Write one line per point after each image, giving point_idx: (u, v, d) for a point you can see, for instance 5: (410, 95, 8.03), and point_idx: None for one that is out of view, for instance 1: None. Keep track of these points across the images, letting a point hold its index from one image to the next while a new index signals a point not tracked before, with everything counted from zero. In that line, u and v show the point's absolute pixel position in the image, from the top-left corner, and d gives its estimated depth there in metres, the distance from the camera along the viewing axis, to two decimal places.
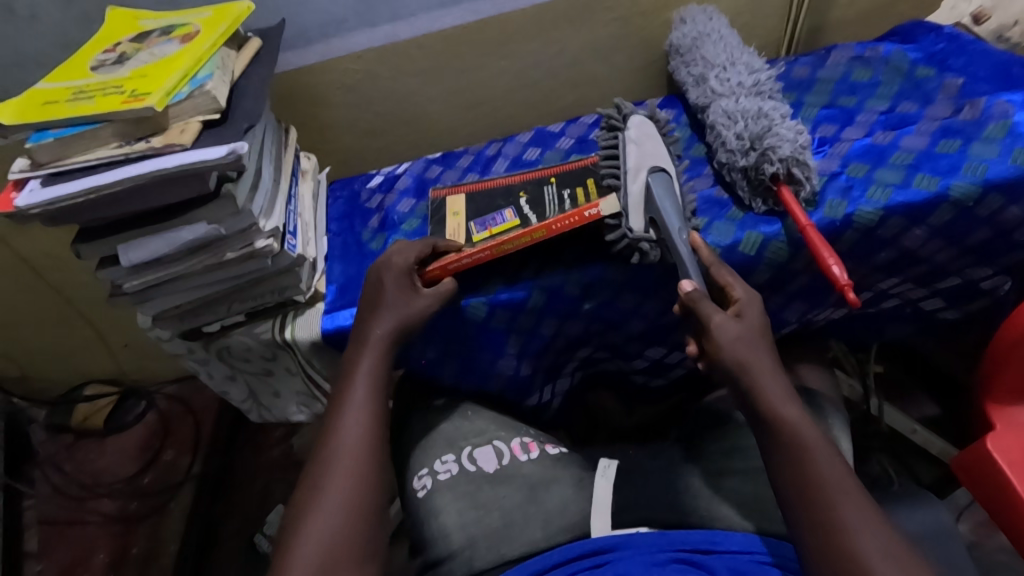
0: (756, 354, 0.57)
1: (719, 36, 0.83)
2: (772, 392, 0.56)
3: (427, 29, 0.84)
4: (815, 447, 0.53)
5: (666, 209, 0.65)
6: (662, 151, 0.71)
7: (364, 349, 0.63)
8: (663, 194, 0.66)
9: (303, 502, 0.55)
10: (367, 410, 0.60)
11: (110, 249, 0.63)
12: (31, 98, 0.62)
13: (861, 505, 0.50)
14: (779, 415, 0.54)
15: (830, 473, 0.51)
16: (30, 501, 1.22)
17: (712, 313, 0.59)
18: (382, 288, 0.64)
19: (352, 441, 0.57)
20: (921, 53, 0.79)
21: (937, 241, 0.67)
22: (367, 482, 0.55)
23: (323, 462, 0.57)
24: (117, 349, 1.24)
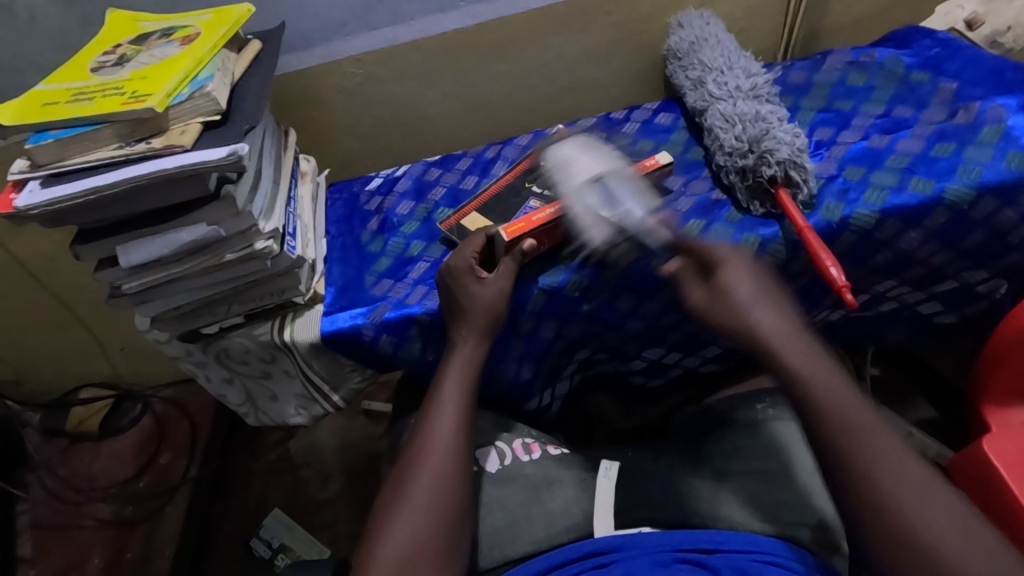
0: (782, 335, 0.56)
1: (716, 40, 0.83)
2: (796, 361, 0.54)
3: (428, 33, 0.85)
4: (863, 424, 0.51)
5: (626, 206, 0.66)
6: (594, 158, 0.71)
7: (453, 354, 0.65)
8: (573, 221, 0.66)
9: (392, 495, 0.59)
10: (452, 417, 0.62)
11: (109, 250, 0.63)
12: (31, 99, 0.62)
13: (884, 448, 0.50)
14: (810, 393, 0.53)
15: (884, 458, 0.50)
16: (24, 505, 1.21)
17: (737, 287, 0.58)
18: (451, 285, 0.66)
19: (437, 446, 0.60)
20: (916, 58, 0.80)
21: (934, 244, 0.67)
22: (449, 488, 0.58)
23: (409, 463, 0.60)
24: (113, 352, 1.23)
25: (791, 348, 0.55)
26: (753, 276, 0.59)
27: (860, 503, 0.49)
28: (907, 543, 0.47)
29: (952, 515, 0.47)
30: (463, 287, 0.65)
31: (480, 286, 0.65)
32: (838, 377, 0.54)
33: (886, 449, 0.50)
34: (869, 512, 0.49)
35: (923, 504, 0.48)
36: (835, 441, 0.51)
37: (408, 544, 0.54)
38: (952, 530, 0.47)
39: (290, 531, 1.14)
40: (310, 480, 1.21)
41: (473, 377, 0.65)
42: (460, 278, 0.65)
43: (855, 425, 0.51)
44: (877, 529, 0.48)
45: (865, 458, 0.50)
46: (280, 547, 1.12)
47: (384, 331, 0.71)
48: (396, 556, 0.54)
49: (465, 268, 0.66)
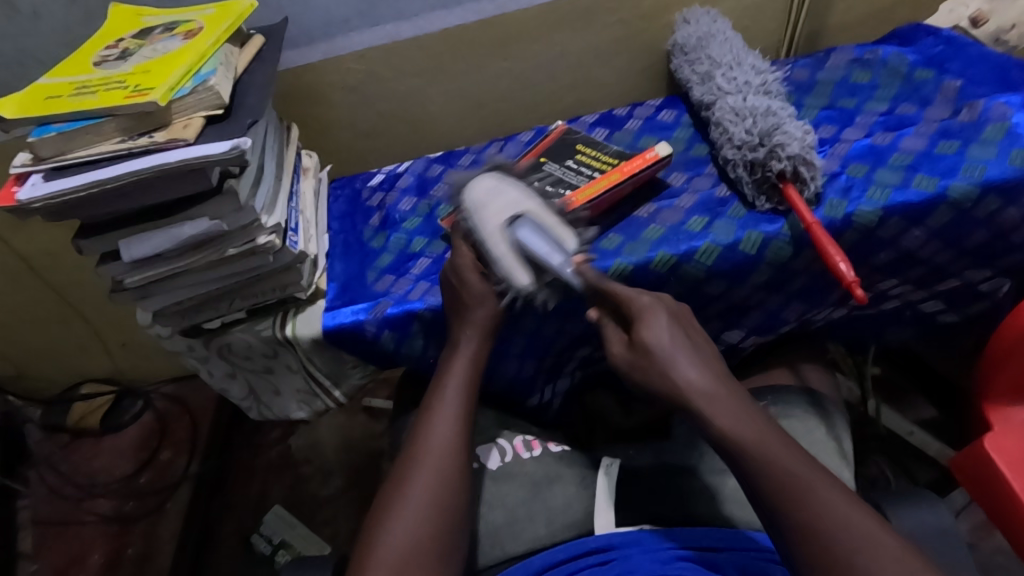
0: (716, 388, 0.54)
1: (724, 37, 0.83)
2: (727, 420, 0.52)
3: (430, 29, 0.84)
4: (779, 455, 0.50)
5: (542, 249, 0.62)
6: (522, 194, 0.65)
7: (455, 354, 0.65)
8: (533, 241, 0.62)
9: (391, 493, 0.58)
10: (455, 414, 0.62)
11: (111, 244, 0.63)
12: (34, 93, 0.62)
13: (828, 494, 0.48)
14: (745, 453, 0.51)
15: (798, 470, 0.49)
16: (25, 501, 1.21)
17: (643, 330, 0.56)
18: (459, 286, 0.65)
19: (439, 444, 0.60)
20: (920, 56, 0.80)
21: (936, 242, 0.67)
22: (451, 487, 0.58)
23: (410, 459, 0.60)
24: (114, 348, 1.23)
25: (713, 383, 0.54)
26: (670, 328, 0.56)
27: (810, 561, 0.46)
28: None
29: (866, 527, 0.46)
30: (468, 288, 0.64)
31: (485, 290, 0.64)
32: (742, 406, 0.53)
33: (821, 488, 0.48)
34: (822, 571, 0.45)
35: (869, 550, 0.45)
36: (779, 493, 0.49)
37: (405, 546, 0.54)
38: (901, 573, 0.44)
39: (290, 528, 1.13)
40: (311, 477, 1.21)
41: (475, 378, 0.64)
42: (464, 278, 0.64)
43: (792, 476, 0.49)
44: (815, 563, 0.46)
45: (807, 504, 0.48)
46: (280, 543, 1.11)
47: (386, 327, 0.71)
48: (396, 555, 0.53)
49: (473, 270, 0.64)
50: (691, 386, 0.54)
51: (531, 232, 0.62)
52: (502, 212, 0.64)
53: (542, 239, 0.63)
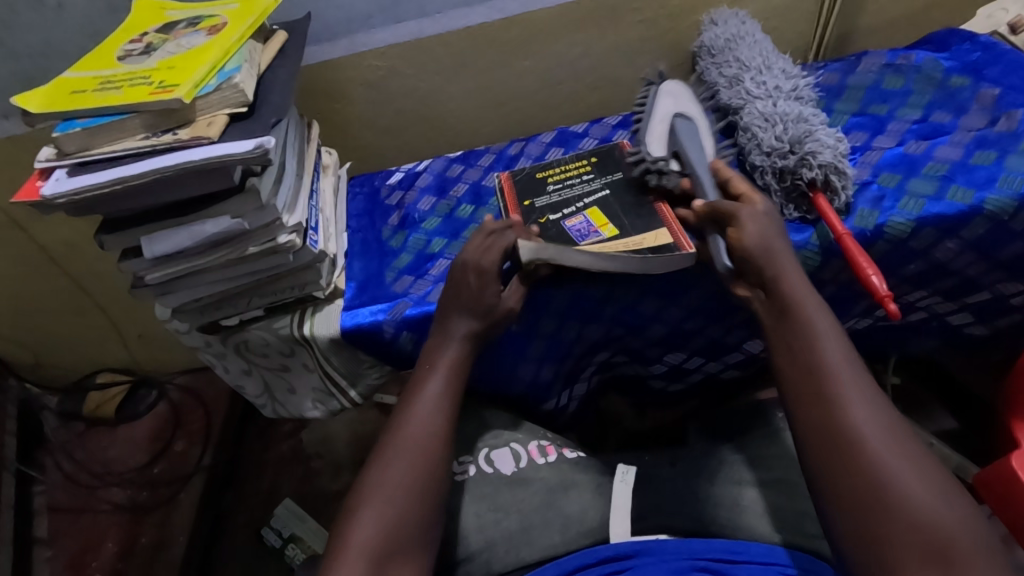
0: (800, 278, 0.57)
1: (752, 39, 0.81)
2: (811, 310, 0.55)
3: (454, 26, 0.83)
4: (824, 334, 0.53)
5: (688, 144, 0.69)
6: (693, 106, 0.75)
7: (444, 349, 0.63)
8: (687, 132, 0.70)
9: (373, 479, 0.57)
10: (438, 407, 0.61)
11: (133, 241, 0.63)
12: (59, 87, 0.62)
13: (863, 388, 0.51)
14: (820, 343, 0.53)
15: (836, 357, 0.52)
16: (41, 487, 1.22)
17: (740, 210, 0.59)
18: (468, 283, 0.63)
19: (421, 433, 0.59)
20: (955, 62, 0.78)
21: (969, 254, 0.66)
22: (428, 482, 0.57)
23: (394, 444, 0.59)
24: (130, 338, 1.24)
25: (779, 258, 0.57)
26: (772, 226, 0.59)
27: (834, 437, 0.49)
28: (871, 486, 0.46)
29: (881, 418, 0.49)
30: (480, 291, 0.63)
31: (496, 298, 0.64)
32: (805, 286, 0.56)
33: (869, 391, 0.51)
34: (844, 446, 0.49)
35: (900, 453, 0.47)
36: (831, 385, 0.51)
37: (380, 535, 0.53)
38: (916, 482, 0.46)
39: (300, 522, 1.13)
40: (322, 472, 1.22)
41: (460, 377, 0.63)
42: (471, 280, 0.63)
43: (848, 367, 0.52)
44: (824, 428, 0.50)
45: (845, 393, 0.50)
46: (292, 537, 1.12)
47: (406, 328, 0.70)
48: (374, 538, 0.53)
49: (475, 269, 0.63)
50: (777, 271, 0.57)
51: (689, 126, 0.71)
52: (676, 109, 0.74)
53: (692, 135, 0.71)
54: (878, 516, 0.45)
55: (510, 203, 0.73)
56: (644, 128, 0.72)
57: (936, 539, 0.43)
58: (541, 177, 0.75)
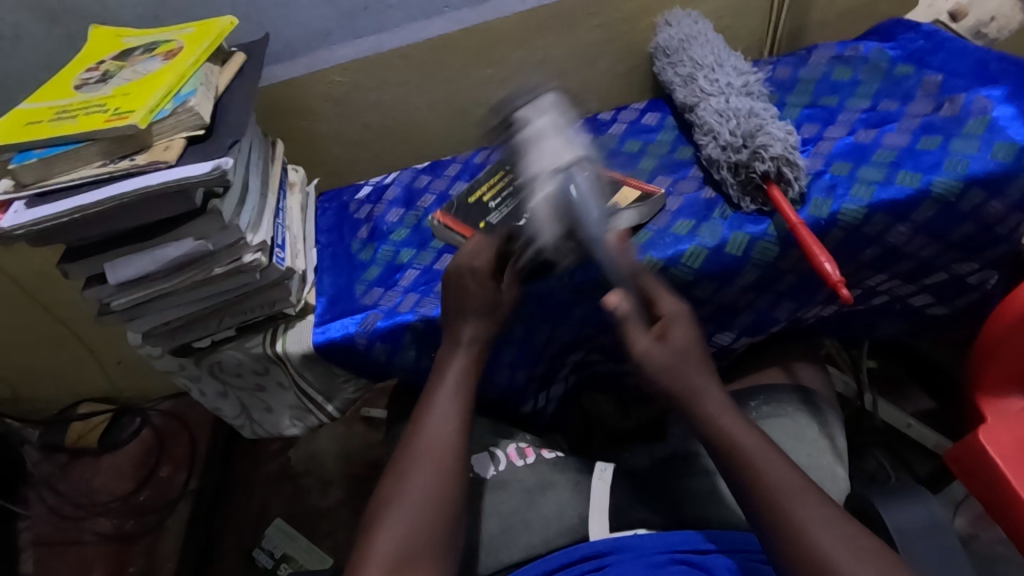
0: (697, 369, 0.57)
1: (705, 38, 0.83)
2: (712, 406, 0.56)
3: (413, 39, 0.85)
4: (757, 456, 0.53)
5: (582, 217, 0.60)
6: (569, 146, 0.62)
7: (454, 354, 0.64)
8: (578, 198, 0.60)
9: (393, 483, 0.57)
10: (455, 409, 0.61)
11: (98, 267, 0.63)
12: (15, 118, 0.62)
13: (812, 502, 0.51)
14: (741, 450, 0.54)
15: (776, 477, 0.52)
16: (25, 522, 1.21)
17: (636, 339, 0.58)
18: (467, 285, 0.64)
19: (434, 438, 0.59)
20: (900, 51, 0.80)
21: (922, 237, 0.67)
22: (447, 483, 0.57)
23: (410, 452, 0.59)
24: (110, 366, 1.23)
25: (697, 381, 0.57)
26: (693, 341, 0.59)
27: (782, 544, 0.50)
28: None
29: (839, 531, 0.49)
30: (482, 292, 0.64)
31: (499, 293, 0.64)
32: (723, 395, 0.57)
33: (780, 466, 0.53)
34: (802, 564, 0.48)
35: (829, 531, 0.49)
36: (764, 495, 0.51)
37: (399, 544, 0.53)
38: (847, 551, 0.48)
39: (291, 540, 1.14)
40: (310, 489, 1.21)
41: (471, 381, 0.63)
42: (467, 283, 0.64)
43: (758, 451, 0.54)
44: (793, 552, 0.49)
45: (799, 517, 0.50)
46: (284, 556, 1.12)
47: (377, 339, 0.71)
48: (397, 540, 0.53)
49: (472, 273, 0.64)
50: (700, 400, 0.57)
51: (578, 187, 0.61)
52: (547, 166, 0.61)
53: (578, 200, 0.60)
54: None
55: (461, 230, 0.75)
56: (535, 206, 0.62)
57: None
58: (483, 198, 0.76)
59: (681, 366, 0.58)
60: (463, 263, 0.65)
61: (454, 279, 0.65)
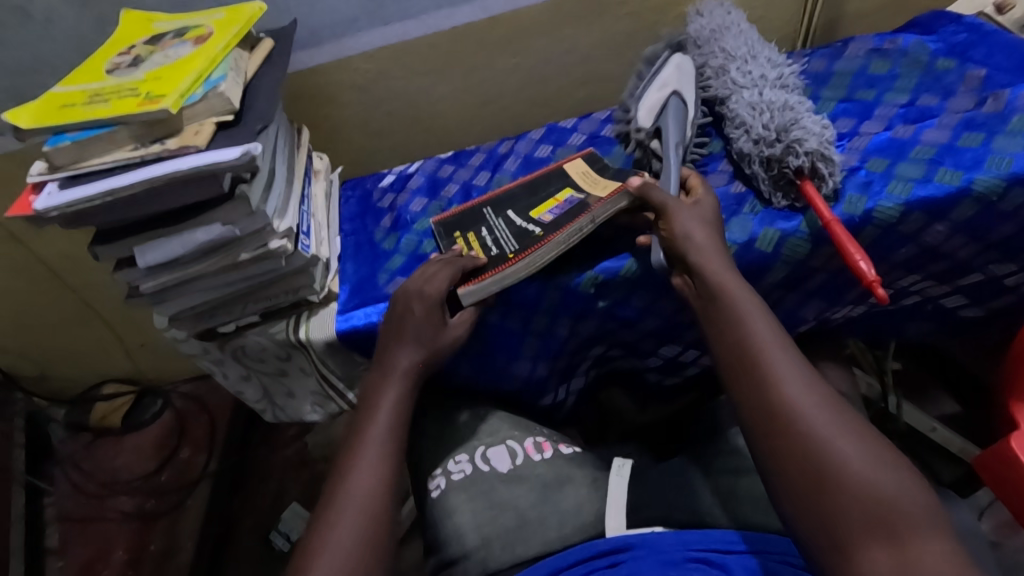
0: (704, 239, 0.60)
1: (738, 29, 0.81)
2: (714, 270, 0.57)
3: (440, 27, 0.84)
4: (750, 313, 0.54)
5: (670, 125, 0.73)
6: (688, 84, 0.77)
7: (386, 384, 0.62)
8: (676, 109, 0.74)
9: (327, 512, 0.53)
10: (391, 427, 0.59)
11: (127, 251, 0.63)
12: (49, 101, 0.63)
13: (795, 362, 0.51)
14: (731, 304, 0.55)
15: (765, 334, 0.53)
16: (50, 498, 1.24)
17: (665, 199, 0.62)
18: (416, 315, 0.63)
19: (369, 476, 0.55)
20: (942, 44, 0.78)
21: (960, 237, 0.65)
22: (381, 520, 0.53)
23: (336, 490, 0.55)
24: (134, 348, 1.25)
25: (700, 245, 0.59)
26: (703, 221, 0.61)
27: (753, 393, 0.51)
28: (799, 440, 0.47)
29: (817, 391, 0.49)
30: (427, 321, 0.63)
31: (442, 327, 0.64)
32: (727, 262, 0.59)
33: (771, 327, 0.54)
34: (772, 415, 0.49)
35: (803, 383, 0.50)
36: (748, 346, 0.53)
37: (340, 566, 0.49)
38: (817, 405, 0.48)
39: None
40: (326, 475, 1.22)
41: (404, 414, 0.61)
42: (415, 309, 0.63)
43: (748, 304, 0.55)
44: (763, 399, 0.50)
45: (777, 370, 0.50)
46: (299, 540, 1.13)
47: None
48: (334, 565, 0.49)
49: (423, 303, 0.63)
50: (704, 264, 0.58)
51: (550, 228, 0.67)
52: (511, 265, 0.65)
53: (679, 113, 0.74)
54: (788, 452, 0.47)
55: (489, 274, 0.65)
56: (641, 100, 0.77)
57: (873, 496, 0.43)
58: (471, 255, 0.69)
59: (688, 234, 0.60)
60: (411, 295, 0.64)
61: (395, 313, 0.65)
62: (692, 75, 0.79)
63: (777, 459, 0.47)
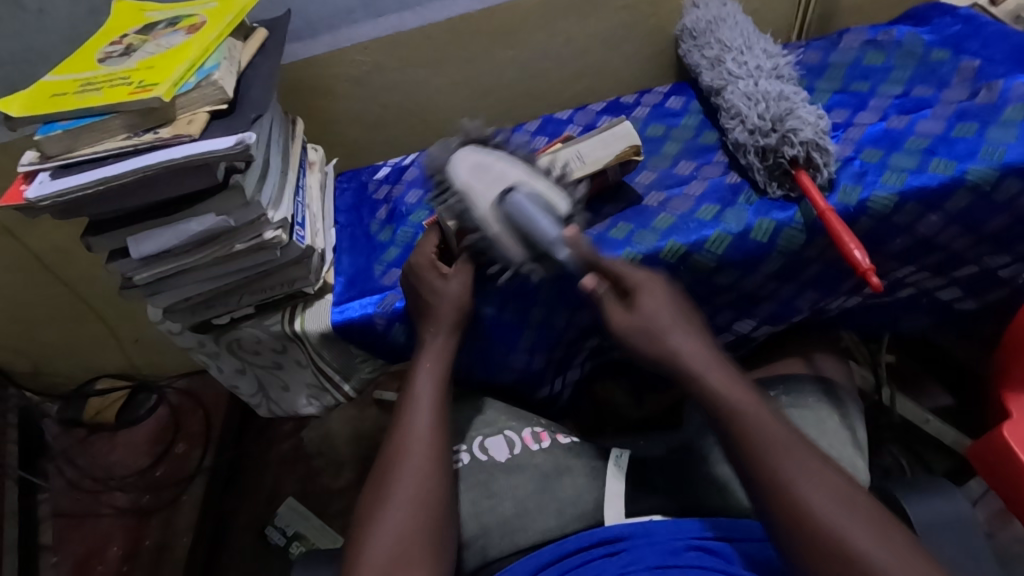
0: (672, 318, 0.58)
1: (733, 20, 0.81)
2: (700, 360, 0.56)
3: (435, 19, 0.84)
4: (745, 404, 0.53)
5: (531, 217, 0.58)
6: (510, 172, 0.63)
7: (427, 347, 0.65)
8: (525, 206, 0.59)
9: (375, 494, 0.59)
10: (432, 412, 0.62)
11: (121, 241, 0.63)
12: (40, 91, 0.62)
13: (800, 457, 0.51)
14: (708, 382, 0.55)
15: (768, 425, 0.52)
16: (44, 494, 1.23)
17: (612, 312, 0.59)
18: (420, 283, 0.66)
19: (417, 444, 0.60)
20: (936, 36, 0.78)
21: (954, 227, 0.66)
22: (433, 485, 0.58)
23: (393, 456, 0.60)
24: (128, 343, 1.25)
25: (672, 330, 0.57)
26: (669, 298, 0.59)
27: (773, 502, 0.50)
28: (820, 542, 0.47)
29: (828, 484, 0.50)
30: (428, 283, 0.66)
31: (439, 279, 0.65)
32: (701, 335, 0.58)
33: (748, 400, 0.53)
34: (789, 515, 0.49)
35: (847, 515, 0.48)
36: (747, 448, 0.52)
37: (402, 524, 0.55)
38: (864, 530, 0.47)
39: (304, 520, 1.15)
40: (323, 470, 1.22)
41: (445, 375, 0.65)
42: (424, 276, 0.66)
43: (753, 412, 0.53)
44: (776, 506, 0.50)
45: (788, 470, 0.50)
46: (295, 535, 1.14)
47: (396, 320, 0.71)
48: (387, 542, 0.54)
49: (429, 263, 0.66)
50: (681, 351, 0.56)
51: (525, 197, 0.59)
52: (492, 189, 0.62)
53: (530, 205, 0.59)
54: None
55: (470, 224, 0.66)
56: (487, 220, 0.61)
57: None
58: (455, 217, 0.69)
59: (654, 324, 0.57)
60: (424, 264, 0.66)
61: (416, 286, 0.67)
62: (485, 162, 0.64)
63: (811, 554, 0.48)
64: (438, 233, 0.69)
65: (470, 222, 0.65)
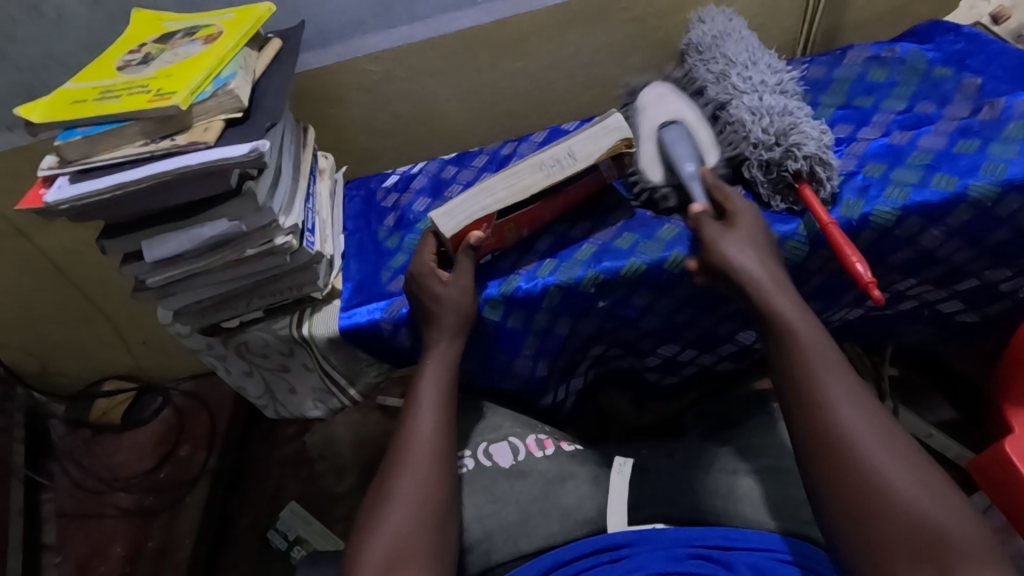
0: (765, 256, 0.60)
1: (739, 36, 0.82)
2: (780, 300, 0.58)
3: (445, 30, 0.85)
4: (812, 345, 0.55)
5: (679, 155, 0.70)
6: (683, 105, 0.77)
7: (434, 352, 0.66)
8: (672, 139, 0.71)
9: (380, 496, 0.59)
10: (435, 416, 0.63)
11: (135, 244, 0.64)
12: (59, 97, 0.64)
13: (860, 412, 0.52)
14: (785, 325, 0.57)
15: (828, 375, 0.54)
16: (48, 494, 1.24)
17: (712, 231, 0.62)
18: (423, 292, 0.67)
19: (421, 446, 0.61)
20: (940, 53, 0.79)
21: (956, 241, 0.66)
22: (435, 488, 0.59)
23: (398, 458, 0.61)
24: (135, 344, 1.26)
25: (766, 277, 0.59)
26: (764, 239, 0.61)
27: (822, 450, 0.51)
28: (863, 493, 0.49)
29: (884, 439, 0.51)
30: (431, 291, 0.66)
31: (443, 287, 0.66)
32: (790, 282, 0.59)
33: (824, 345, 0.55)
34: (834, 468, 0.50)
35: (903, 477, 0.49)
36: (807, 393, 0.54)
37: (404, 526, 0.56)
38: (918, 490, 0.48)
39: (305, 524, 1.14)
40: (325, 474, 1.23)
41: (450, 379, 0.66)
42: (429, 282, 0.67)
43: (822, 359, 0.55)
44: (825, 458, 0.51)
45: (845, 419, 0.51)
46: (297, 539, 1.12)
47: (402, 325, 0.72)
48: (390, 544, 0.55)
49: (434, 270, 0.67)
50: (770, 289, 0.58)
51: (679, 130, 0.72)
52: (661, 117, 0.76)
53: (679, 139, 0.72)
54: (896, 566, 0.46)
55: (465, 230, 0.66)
56: (637, 150, 0.74)
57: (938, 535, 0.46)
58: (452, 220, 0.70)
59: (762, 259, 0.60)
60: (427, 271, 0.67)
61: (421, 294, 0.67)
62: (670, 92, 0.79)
63: (853, 515, 0.49)
64: (436, 240, 0.70)
65: (465, 227, 0.66)
